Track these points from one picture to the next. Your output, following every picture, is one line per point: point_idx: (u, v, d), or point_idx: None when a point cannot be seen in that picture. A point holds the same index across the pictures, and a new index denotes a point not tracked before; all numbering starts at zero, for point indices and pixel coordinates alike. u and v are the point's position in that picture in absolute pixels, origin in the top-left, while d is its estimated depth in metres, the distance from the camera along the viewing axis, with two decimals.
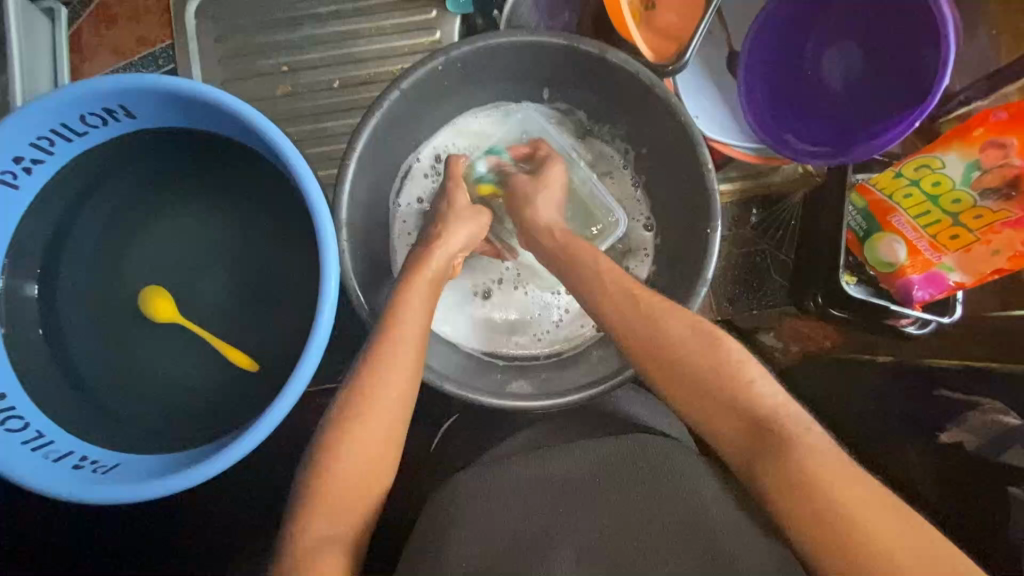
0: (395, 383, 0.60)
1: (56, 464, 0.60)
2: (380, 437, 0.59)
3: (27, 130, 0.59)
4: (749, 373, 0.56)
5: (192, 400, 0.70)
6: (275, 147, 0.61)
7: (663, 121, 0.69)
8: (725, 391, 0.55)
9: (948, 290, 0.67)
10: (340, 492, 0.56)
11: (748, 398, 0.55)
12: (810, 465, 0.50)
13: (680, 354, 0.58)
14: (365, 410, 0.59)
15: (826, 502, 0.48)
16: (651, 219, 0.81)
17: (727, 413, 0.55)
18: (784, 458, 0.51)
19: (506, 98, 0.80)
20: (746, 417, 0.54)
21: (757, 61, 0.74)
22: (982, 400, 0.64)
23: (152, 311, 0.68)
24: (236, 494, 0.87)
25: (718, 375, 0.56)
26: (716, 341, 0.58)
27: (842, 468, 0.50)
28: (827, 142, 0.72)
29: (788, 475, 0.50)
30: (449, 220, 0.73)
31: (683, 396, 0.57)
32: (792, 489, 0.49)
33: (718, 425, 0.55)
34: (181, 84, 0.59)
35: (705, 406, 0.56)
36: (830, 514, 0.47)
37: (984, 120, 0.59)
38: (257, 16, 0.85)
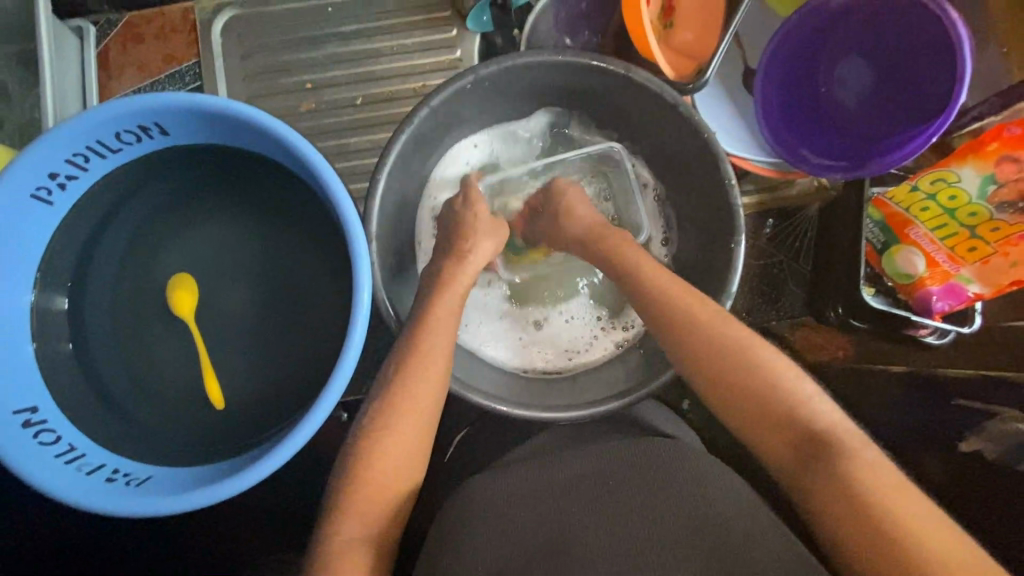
0: (424, 391, 0.61)
1: (90, 477, 0.60)
2: (407, 444, 0.60)
3: (65, 147, 0.60)
4: (795, 383, 0.57)
5: (219, 413, 0.71)
6: (308, 163, 0.62)
7: (683, 137, 0.71)
8: (776, 402, 0.56)
9: (967, 302, 0.68)
10: (375, 501, 0.57)
11: (797, 408, 0.55)
12: (857, 475, 0.50)
13: (713, 358, 0.60)
14: (401, 418, 0.60)
15: (877, 515, 0.47)
16: (669, 234, 0.83)
17: (787, 432, 0.55)
18: (836, 467, 0.51)
19: (509, 121, 0.82)
20: (797, 426, 0.54)
21: (773, 78, 0.76)
22: (1000, 409, 0.64)
23: (173, 304, 0.70)
24: (257, 505, 0.87)
25: (758, 387, 0.57)
26: (754, 349, 0.59)
27: (897, 485, 0.49)
28: (843, 156, 0.74)
29: (836, 484, 0.50)
30: (480, 236, 0.73)
31: (725, 405, 0.58)
32: (845, 501, 0.49)
33: (769, 437, 0.56)
34: (217, 102, 0.61)
35: (747, 413, 0.57)
36: (879, 523, 0.47)
37: (997, 135, 0.61)
38: (282, 35, 0.88)
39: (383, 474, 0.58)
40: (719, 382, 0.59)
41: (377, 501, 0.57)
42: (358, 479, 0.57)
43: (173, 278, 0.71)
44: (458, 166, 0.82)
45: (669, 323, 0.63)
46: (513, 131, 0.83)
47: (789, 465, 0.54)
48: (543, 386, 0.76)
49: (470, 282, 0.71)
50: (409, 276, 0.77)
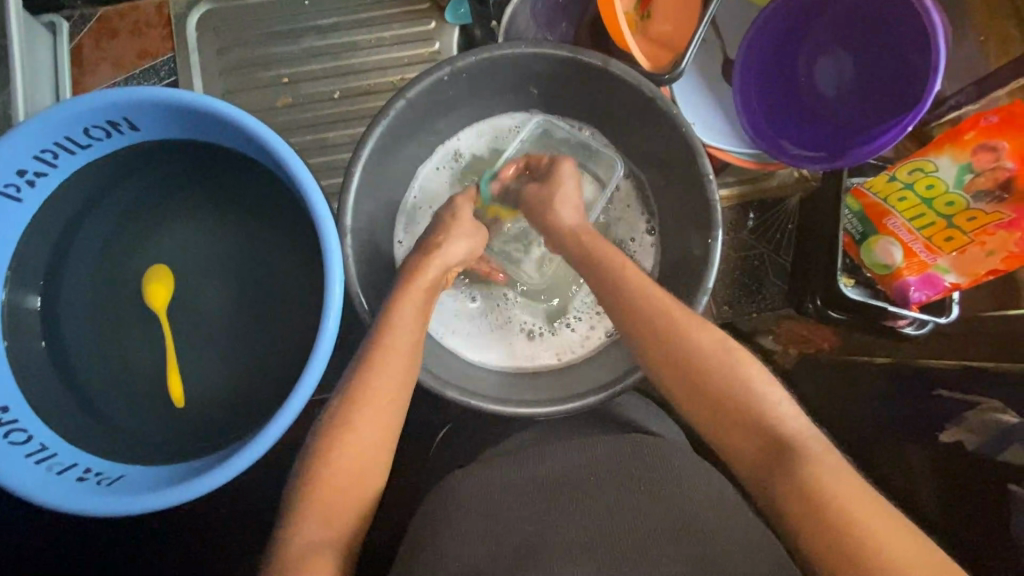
0: (385, 391, 0.61)
1: (60, 477, 0.60)
2: (373, 441, 0.59)
3: (31, 143, 0.59)
4: (767, 390, 0.56)
5: (194, 410, 0.70)
6: (279, 158, 0.62)
7: (660, 129, 0.71)
8: (735, 401, 0.56)
9: (944, 291, 0.68)
10: (339, 500, 0.56)
11: (754, 406, 0.55)
12: (811, 471, 0.50)
13: (688, 350, 0.59)
14: (365, 416, 0.59)
15: (832, 511, 0.47)
16: (653, 222, 0.82)
17: (745, 427, 0.55)
18: (801, 470, 0.50)
19: (485, 119, 0.82)
20: (753, 425, 0.55)
21: (753, 68, 0.76)
22: (979, 400, 0.64)
23: (149, 298, 0.70)
24: (238, 502, 0.87)
25: (728, 393, 0.56)
26: (726, 354, 0.58)
27: (863, 492, 0.49)
28: (823, 147, 0.73)
29: (798, 485, 0.50)
30: (451, 232, 0.73)
31: (691, 406, 0.58)
32: (800, 497, 0.49)
33: (735, 440, 0.55)
34: (185, 96, 0.60)
35: (707, 413, 0.57)
36: (843, 526, 0.46)
37: (975, 123, 0.61)
38: (258, 29, 0.87)
39: (346, 473, 0.57)
40: (689, 374, 0.58)
41: (340, 500, 0.56)
42: (330, 476, 0.57)
43: (151, 269, 0.71)
44: (437, 167, 0.83)
45: (642, 316, 0.63)
46: (491, 131, 0.83)
47: (749, 465, 0.54)
48: (525, 381, 0.75)
49: (438, 278, 0.70)
50: (386, 271, 0.77)
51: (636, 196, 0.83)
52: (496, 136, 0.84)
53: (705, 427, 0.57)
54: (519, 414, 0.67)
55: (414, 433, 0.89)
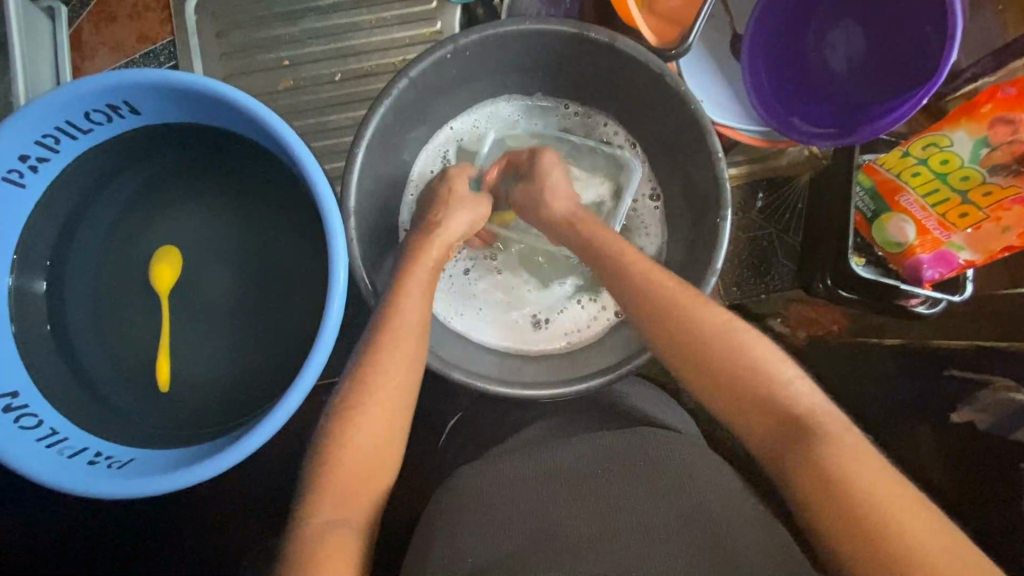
0: (394, 378, 0.60)
1: (70, 460, 0.61)
2: (380, 427, 0.59)
3: (33, 128, 0.59)
4: (779, 368, 0.56)
5: (203, 395, 0.71)
6: (281, 141, 0.61)
7: (667, 108, 0.69)
8: (755, 385, 0.55)
9: (958, 269, 0.67)
10: (358, 483, 0.56)
11: (775, 391, 0.54)
12: (837, 459, 0.49)
13: (701, 338, 0.58)
14: (380, 400, 0.59)
15: (857, 501, 0.47)
16: (657, 188, 0.81)
17: (764, 411, 0.54)
18: (818, 449, 0.50)
19: (475, 106, 0.81)
20: (776, 410, 0.54)
21: (762, 43, 0.74)
22: (994, 379, 0.64)
23: (155, 279, 0.71)
24: (248, 487, 0.88)
25: (740, 374, 0.55)
26: (735, 332, 0.58)
27: (880, 470, 0.48)
28: (833, 123, 0.71)
29: (821, 473, 0.49)
30: (450, 206, 0.73)
31: (708, 389, 0.57)
32: (822, 486, 0.48)
33: (753, 422, 0.55)
34: (185, 78, 0.59)
35: (726, 397, 0.56)
36: (861, 505, 0.46)
37: (992, 96, 0.60)
38: (257, 11, 0.85)
39: (364, 456, 0.57)
40: (700, 361, 0.57)
41: (360, 484, 0.56)
42: (338, 462, 0.57)
43: (160, 250, 0.71)
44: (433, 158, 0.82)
45: (648, 301, 0.62)
46: (483, 117, 0.82)
47: (769, 447, 0.53)
48: (534, 363, 0.75)
49: (443, 254, 0.70)
50: (391, 255, 0.76)
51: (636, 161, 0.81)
52: (490, 122, 0.83)
53: (721, 408, 0.56)
54: (526, 397, 0.66)
55: (422, 418, 0.89)
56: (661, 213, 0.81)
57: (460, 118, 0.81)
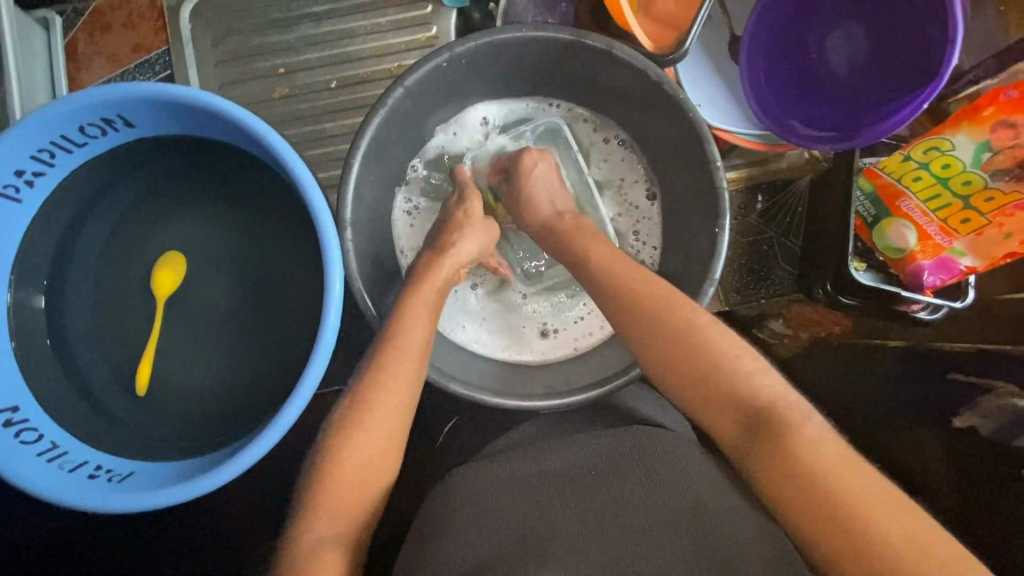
0: (399, 392, 0.60)
1: (71, 475, 0.61)
2: (381, 440, 0.59)
3: (28, 143, 0.59)
4: (741, 360, 0.54)
5: (203, 407, 0.71)
6: (276, 153, 0.61)
7: (665, 113, 0.69)
8: (717, 380, 0.53)
9: (960, 275, 0.66)
10: (354, 496, 0.57)
11: (734, 384, 0.53)
12: (802, 450, 0.47)
13: (671, 330, 0.57)
14: (379, 414, 0.59)
15: (823, 492, 0.45)
16: (653, 185, 0.80)
17: (725, 405, 0.53)
18: (776, 438, 0.49)
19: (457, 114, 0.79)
20: (739, 404, 0.52)
21: (761, 46, 0.73)
22: (995, 385, 0.63)
23: (156, 282, 0.71)
24: (250, 494, 0.88)
25: (702, 368, 0.54)
26: (694, 327, 0.56)
27: (842, 456, 0.47)
28: (833, 127, 0.71)
29: (785, 465, 0.47)
30: (462, 228, 0.73)
31: (674, 383, 0.56)
32: (786, 478, 0.47)
33: (718, 417, 0.53)
34: (178, 91, 0.59)
35: (691, 392, 0.55)
36: (815, 493, 0.45)
37: (994, 99, 0.58)
38: (252, 18, 0.85)
39: (362, 469, 0.58)
40: (670, 359, 0.56)
41: (358, 497, 0.57)
42: (336, 476, 0.57)
43: (165, 253, 0.72)
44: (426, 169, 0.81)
45: (636, 310, 0.60)
46: (466, 128, 0.81)
47: (733, 440, 0.52)
48: (536, 374, 0.75)
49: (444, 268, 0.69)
50: (389, 263, 0.76)
51: (631, 159, 0.80)
52: (475, 131, 0.81)
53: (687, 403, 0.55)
54: (526, 408, 0.66)
55: (422, 424, 0.90)
56: (657, 209, 0.80)
57: (444, 132, 0.80)
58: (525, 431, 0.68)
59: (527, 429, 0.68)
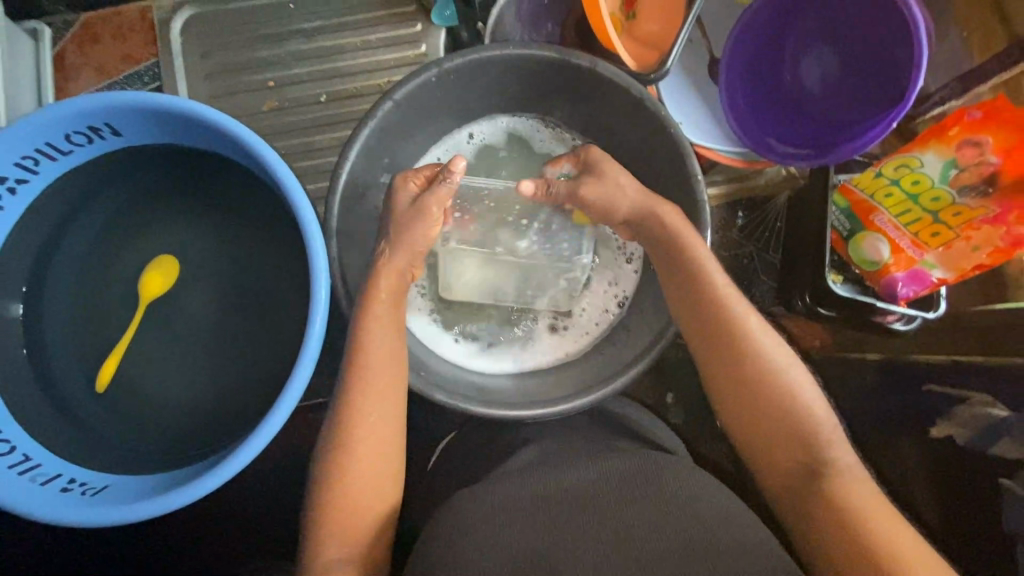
0: (377, 411, 0.60)
1: (43, 488, 0.59)
2: (372, 460, 0.59)
3: (13, 150, 0.59)
4: (823, 424, 0.56)
5: (182, 418, 0.70)
6: (265, 163, 0.61)
7: (648, 129, 0.70)
8: (784, 416, 0.56)
9: (932, 286, 0.69)
10: (354, 512, 0.57)
11: (798, 423, 0.56)
12: (855, 509, 0.51)
13: (742, 350, 0.58)
14: (371, 426, 0.60)
15: (871, 547, 0.48)
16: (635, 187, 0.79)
17: (787, 445, 0.56)
18: (834, 499, 0.52)
19: (447, 131, 0.81)
20: (802, 450, 0.55)
21: (738, 68, 0.76)
22: (969, 394, 0.64)
23: (144, 282, 0.71)
24: (230, 509, 0.86)
25: (784, 419, 0.56)
26: (792, 379, 0.57)
27: (891, 518, 0.50)
28: (809, 145, 0.73)
29: (837, 515, 0.51)
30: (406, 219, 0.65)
31: (735, 405, 0.58)
32: (836, 526, 0.50)
33: (775, 452, 0.56)
34: (168, 100, 0.59)
35: (752, 418, 0.57)
36: (864, 547, 0.48)
37: (960, 119, 0.60)
38: (243, 33, 0.86)
39: (360, 484, 0.58)
40: (731, 377, 0.58)
41: (358, 512, 0.57)
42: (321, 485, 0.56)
43: (154, 260, 0.71)
44: None
45: (699, 303, 0.62)
46: (451, 151, 0.83)
47: (784, 482, 0.55)
48: (526, 382, 0.75)
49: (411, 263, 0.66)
50: None
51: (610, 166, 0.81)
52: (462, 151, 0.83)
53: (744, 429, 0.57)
54: (511, 418, 0.66)
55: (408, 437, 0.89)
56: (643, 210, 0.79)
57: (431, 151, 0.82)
58: (535, 449, 0.66)
59: (536, 449, 0.66)
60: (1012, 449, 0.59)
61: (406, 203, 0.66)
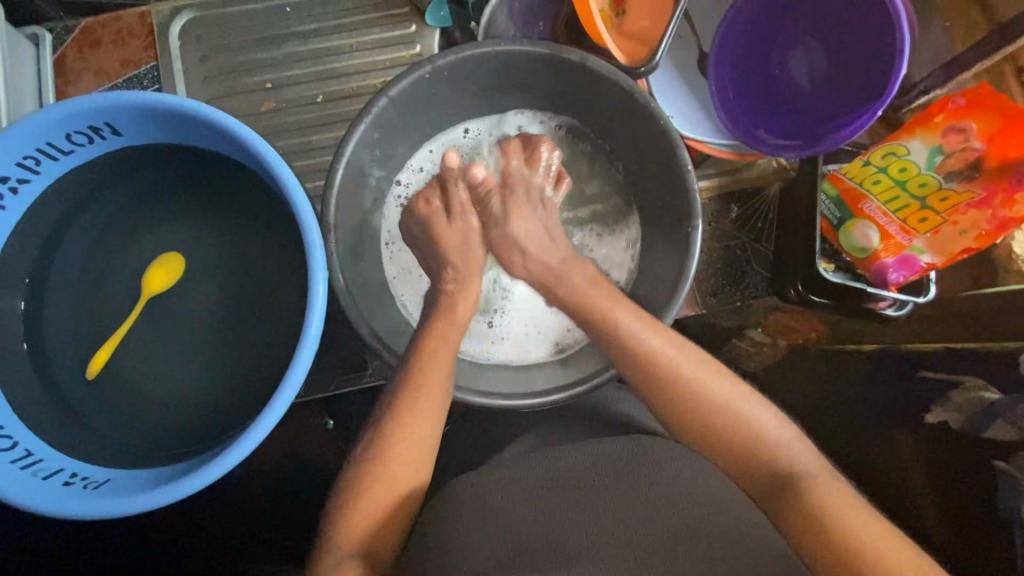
0: (428, 415, 0.61)
1: (46, 481, 0.60)
2: (411, 457, 0.60)
3: (14, 151, 0.60)
4: (785, 437, 0.58)
5: (183, 413, 0.70)
6: (262, 160, 0.62)
7: (637, 122, 0.72)
8: (731, 433, 0.59)
9: (921, 271, 0.70)
10: (366, 503, 0.58)
11: (744, 430, 0.58)
12: (822, 504, 0.52)
13: (670, 378, 0.61)
14: (404, 417, 0.61)
15: (841, 542, 0.49)
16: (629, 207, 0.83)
17: (749, 460, 0.58)
18: (802, 500, 0.53)
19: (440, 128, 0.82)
20: (763, 460, 0.57)
21: (727, 62, 0.77)
22: (967, 379, 0.64)
23: (148, 280, 0.71)
24: (233, 504, 0.88)
25: (730, 434, 0.59)
26: (722, 398, 0.60)
27: (854, 504, 0.52)
28: (798, 136, 0.74)
29: (807, 515, 0.52)
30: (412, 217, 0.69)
31: (686, 435, 0.60)
32: (810, 530, 0.51)
33: (742, 470, 0.58)
34: (167, 99, 0.60)
35: (709, 445, 0.59)
36: (839, 543, 0.49)
37: (944, 106, 0.61)
38: (240, 36, 0.88)
39: (365, 474, 0.59)
40: (670, 409, 0.61)
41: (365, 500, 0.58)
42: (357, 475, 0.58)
43: (156, 257, 0.72)
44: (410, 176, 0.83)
45: (613, 339, 0.65)
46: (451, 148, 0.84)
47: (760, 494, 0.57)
48: (522, 374, 0.75)
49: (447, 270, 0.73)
50: (374, 270, 0.78)
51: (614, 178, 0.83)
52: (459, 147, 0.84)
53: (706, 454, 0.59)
54: (505, 407, 0.67)
55: None
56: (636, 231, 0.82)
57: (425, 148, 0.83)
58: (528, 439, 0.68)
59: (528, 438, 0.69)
60: (1006, 432, 0.59)
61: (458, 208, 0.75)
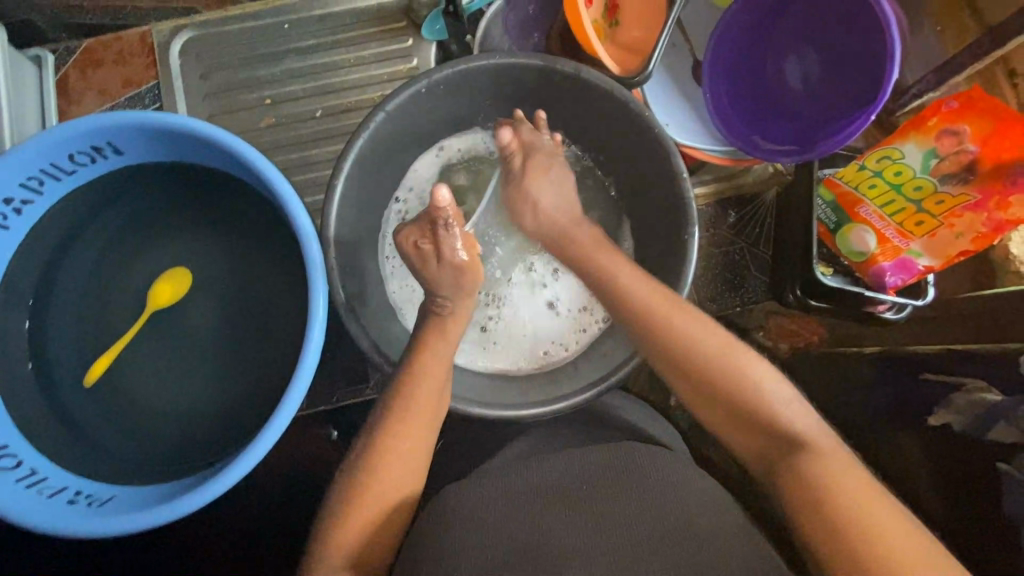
0: (415, 421, 0.63)
1: (50, 500, 0.60)
2: (400, 462, 0.61)
3: (17, 172, 0.61)
4: (784, 412, 0.56)
5: (186, 429, 0.71)
6: (262, 176, 0.63)
7: (632, 131, 0.72)
8: (734, 392, 0.58)
9: (919, 275, 0.70)
10: (365, 513, 0.58)
11: (751, 395, 0.58)
12: (820, 476, 0.51)
13: (670, 327, 0.62)
14: (395, 428, 0.62)
15: (832, 508, 0.49)
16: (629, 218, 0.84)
17: (755, 433, 0.57)
18: (800, 470, 0.52)
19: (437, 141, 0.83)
20: (768, 432, 0.56)
21: (721, 70, 0.78)
22: (966, 381, 0.64)
23: (153, 294, 0.72)
24: (238, 517, 0.88)
25: (734, 397, 0.58)
26: (728, 358, 0.59)
27: (854, 477, 0.50)
28: (793, 142, 0.75)
29: (805, 482, 0.51)
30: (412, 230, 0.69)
31: (686, 387, 0.61)
32: (804, 500, 0.50)
33: (746, 441, 0.58)
34: (167, 118, 0.61)
35: (715, 409, 0.59)
36: (829, 511, 0.49)
37: (937, 109, 0.62)
38: (239, 53, 0.89)
39: (370, 485, 0.59)
40: (668, 358, 0.62)
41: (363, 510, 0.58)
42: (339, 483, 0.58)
43: (159, 273, 0.73)
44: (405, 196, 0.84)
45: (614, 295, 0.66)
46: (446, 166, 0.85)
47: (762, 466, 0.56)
48: (525, 383, 0.76)
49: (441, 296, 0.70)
50: (375, 283, 0.78)
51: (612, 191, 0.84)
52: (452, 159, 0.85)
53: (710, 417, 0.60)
54: (508, 417, 0.67)
55: None
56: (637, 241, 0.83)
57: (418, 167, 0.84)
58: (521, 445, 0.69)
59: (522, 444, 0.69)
60: (1008, 433, 0.58)
61: (450, 252, 0.70)
